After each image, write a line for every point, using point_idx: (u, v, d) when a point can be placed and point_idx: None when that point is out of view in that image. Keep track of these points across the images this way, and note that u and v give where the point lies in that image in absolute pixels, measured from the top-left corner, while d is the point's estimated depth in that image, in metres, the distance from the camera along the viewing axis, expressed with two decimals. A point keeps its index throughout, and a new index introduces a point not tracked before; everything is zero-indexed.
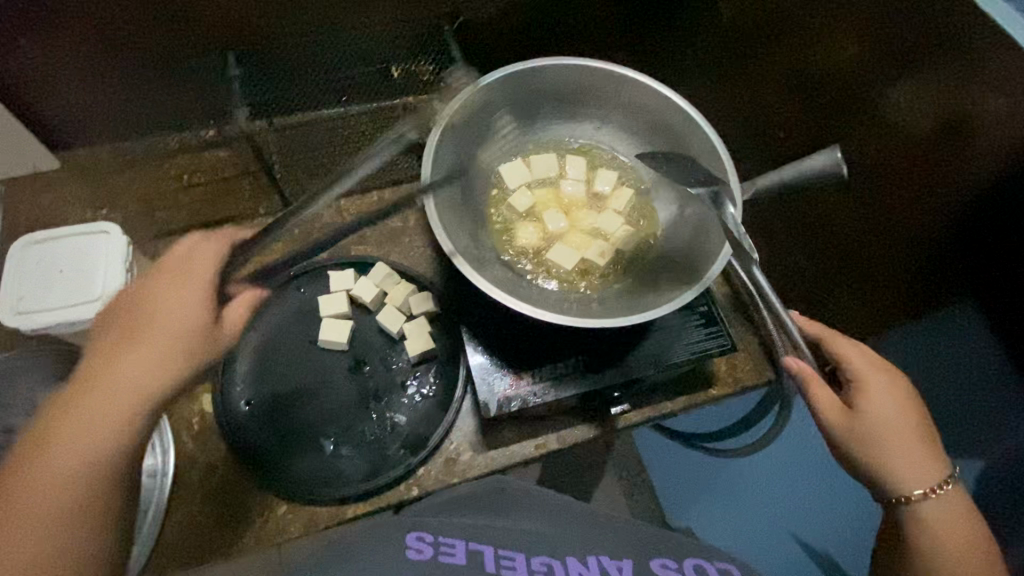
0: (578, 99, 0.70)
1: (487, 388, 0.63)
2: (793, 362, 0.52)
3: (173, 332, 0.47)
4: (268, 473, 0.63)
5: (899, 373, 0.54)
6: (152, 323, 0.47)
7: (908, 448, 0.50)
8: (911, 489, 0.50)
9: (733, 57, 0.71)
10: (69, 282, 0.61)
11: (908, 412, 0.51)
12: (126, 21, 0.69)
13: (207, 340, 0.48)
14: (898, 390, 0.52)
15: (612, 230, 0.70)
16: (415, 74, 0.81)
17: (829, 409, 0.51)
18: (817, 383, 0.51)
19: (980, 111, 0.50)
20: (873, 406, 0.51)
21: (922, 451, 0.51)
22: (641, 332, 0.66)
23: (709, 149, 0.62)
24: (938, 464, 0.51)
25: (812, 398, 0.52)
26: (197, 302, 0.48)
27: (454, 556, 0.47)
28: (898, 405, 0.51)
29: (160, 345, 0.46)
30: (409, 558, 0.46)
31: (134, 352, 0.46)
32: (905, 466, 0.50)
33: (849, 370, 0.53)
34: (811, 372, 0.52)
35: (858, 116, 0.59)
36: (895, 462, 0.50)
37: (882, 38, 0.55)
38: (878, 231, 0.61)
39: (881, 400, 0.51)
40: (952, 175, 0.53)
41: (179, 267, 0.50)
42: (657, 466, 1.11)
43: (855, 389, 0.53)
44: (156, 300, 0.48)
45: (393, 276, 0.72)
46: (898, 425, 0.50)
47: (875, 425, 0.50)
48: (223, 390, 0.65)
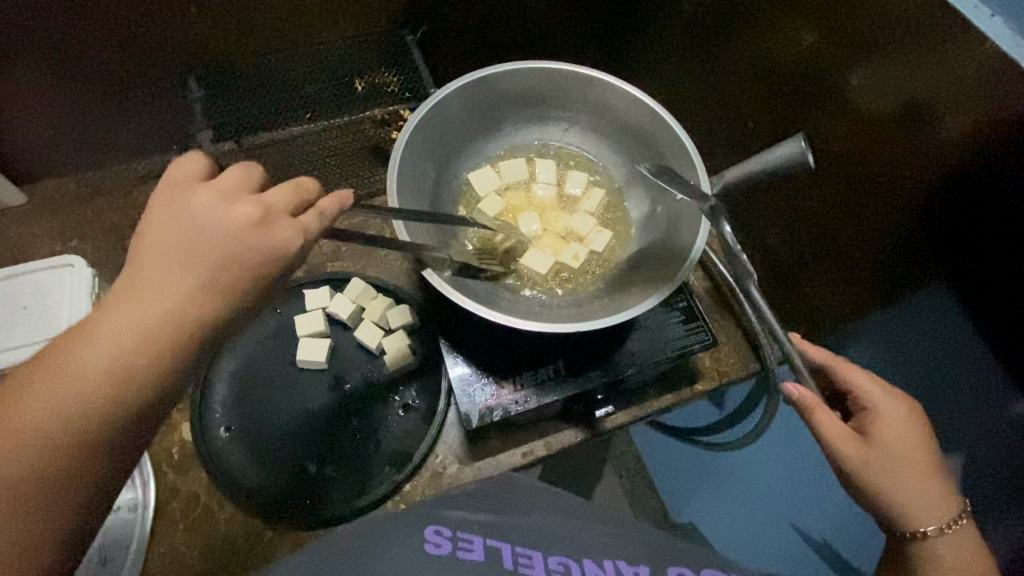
0: (543, 102, 0.69)
1: (469, 399, 0.62)
2: (793, 387, 0.49)
3: (228, 212, 0.37)
4: (250, 499, 0.62)
5: (914, 403, 0.51)
6: (172, 224, 0.37)
7: (920, 485, 0.47)
8: (923, 522, 0.47)
9: (697, 49, 0.71)
10: (35, 314, 0.66)
11: (924, 444, 0.48)
12: (85, 47, 0.68)
13: (267, 234, 0.37)
14: (914, 420, 0.49)
15: (585, 232, 0.70)
16: (380, 87, 0.83)
17: (841, 440, 0.48)
18: (823, 410, 0.48)
19: (937, 93, 0.49)
20: (888, 435, 0.48)
21: (937, 488, 0.48)
22: (621, 333, 0.66)
23: (677, 144, 0.62)
24: (949, 498, 0.48)
25: (818, 425, 0.48)
26: (216, 195, 0.37)
27: (473, 552, 0.43)
28: (913, 435, 0.48)
29: (204, 226, 0.36)
30: (428, 553, 0.42)
31: (172, 245, 0.36)
32: (920, 498, 0.47)
33: (865, 399, 0.50)
34: (814, 399, 0.48)
35: (821, 104, 0.59)
36: (907, 494, 0.47)
37: (837, 25, 0.55)
38: (850, 217, 0.61)
39: (898, 430, 0.48)
40: (913, 159, 0.52)
41: (190, 175, 0.39)
42: (657, 461, 1.11)
43: (871, 418, 0.50)
44: (179, 193, 0.38)
45: (369, 290, 0.71)
46: (913, 458, 0.47)
47: (891, 456, 0.47)
48: (200, 418, 0.64)
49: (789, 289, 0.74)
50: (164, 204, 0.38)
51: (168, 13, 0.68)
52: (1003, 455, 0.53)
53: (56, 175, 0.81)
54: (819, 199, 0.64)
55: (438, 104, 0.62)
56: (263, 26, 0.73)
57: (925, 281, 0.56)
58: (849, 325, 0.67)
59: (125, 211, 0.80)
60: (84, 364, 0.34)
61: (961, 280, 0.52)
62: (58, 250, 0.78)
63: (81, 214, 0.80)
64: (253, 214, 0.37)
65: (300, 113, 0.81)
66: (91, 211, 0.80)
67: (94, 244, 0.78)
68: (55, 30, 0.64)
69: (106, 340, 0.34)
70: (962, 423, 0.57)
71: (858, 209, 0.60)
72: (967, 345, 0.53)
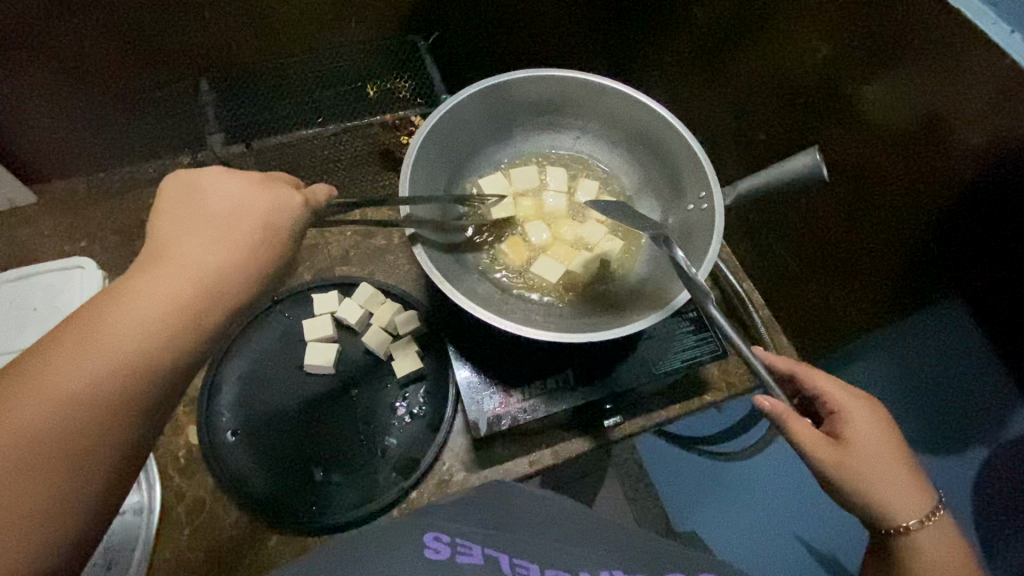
0: (555, 111, 0.70)
1: (476, 406, 0.62)
2: (766, 400, 0.48)
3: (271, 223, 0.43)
4: (256, 504, 0.61)
5: (878, 403, 0.51)
6: (207, 206, 0.42)
7: (893, 476, 0.46)
8: (906, 518, 0.46)
9: (708, 60, 0.72)
10: (45, 317, 0.69)
11: (891, 439, 0.48)
12: (98, 47, 0.68)
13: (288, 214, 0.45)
14: (880, 417, 0.49)
15: (595, 241, 0.70)
16: (392, 93, 0.83)
17: (814, 443, 0.47)
18: (796, 417, 0.48)
19: (953, 106, 0.48)
20: (858, 435, 0.48)
21: (913, 482, 0.47)
22: (630, 342, 0.65)
23: (690, 154, 0.62)
24: (924, 491, 0.47)
25: (794, 434, 0.48)
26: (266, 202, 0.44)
27: (472, 556, 0.42)
28: (883, 433, 0.48)
29: (232, 208, 0.43)
30: (427, 557, 0.41)
31: (193, 221, 0.41)
32: (898, 493, 0.46)
33: (832, 402, 0.51)
34: (786, 408, 0.48)
35: (836, 116, 0.59)
36: (886, 492, 0.46)
37: (853, 39, 0.55)
38: (863, 229, 0.61)
39: (867, 430, 0.48)
40: (930, 173, 0.52)
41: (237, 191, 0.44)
42: (661, 470, 1.10)
43: (838, 420, 0.49)
44: (205, 180, 0.43)
45: (377, 295, 0.71)
46: (884, 456, 0.47)
47: (862, 456, 0.47)
48: (208, 425, 0.64)
49: (799, 299, 0.74)
50: (181, 188, 0.43)
51: (190, 18, 0.68)
52: (1013, 472, 0.53)
53: (67, 176, 0.81)
54: (830, 210, 0.64)
55: (450, 110, 0.62)
56: (277, 32, 0.74)
57: (937, 295, 0.55)
58: (861, 337, 0.66)
59: (134, 213, 0.80)
60: (140, 315, 0.36)
61: (976, 295, 0.52)
62: (66, 250, 0.78)
63: (89, 216, 0.80)
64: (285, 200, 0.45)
65: (314, 119, 0.82)
66: (99, 213, 0.80)
67: (101, 245, 0.78)
68: (66, 30, 0.64)
69: (159, 294, 0.37)
70: (972, 439, 0.56)
71: (870, 221, 0.60)
72: (980, 359, 0.53)
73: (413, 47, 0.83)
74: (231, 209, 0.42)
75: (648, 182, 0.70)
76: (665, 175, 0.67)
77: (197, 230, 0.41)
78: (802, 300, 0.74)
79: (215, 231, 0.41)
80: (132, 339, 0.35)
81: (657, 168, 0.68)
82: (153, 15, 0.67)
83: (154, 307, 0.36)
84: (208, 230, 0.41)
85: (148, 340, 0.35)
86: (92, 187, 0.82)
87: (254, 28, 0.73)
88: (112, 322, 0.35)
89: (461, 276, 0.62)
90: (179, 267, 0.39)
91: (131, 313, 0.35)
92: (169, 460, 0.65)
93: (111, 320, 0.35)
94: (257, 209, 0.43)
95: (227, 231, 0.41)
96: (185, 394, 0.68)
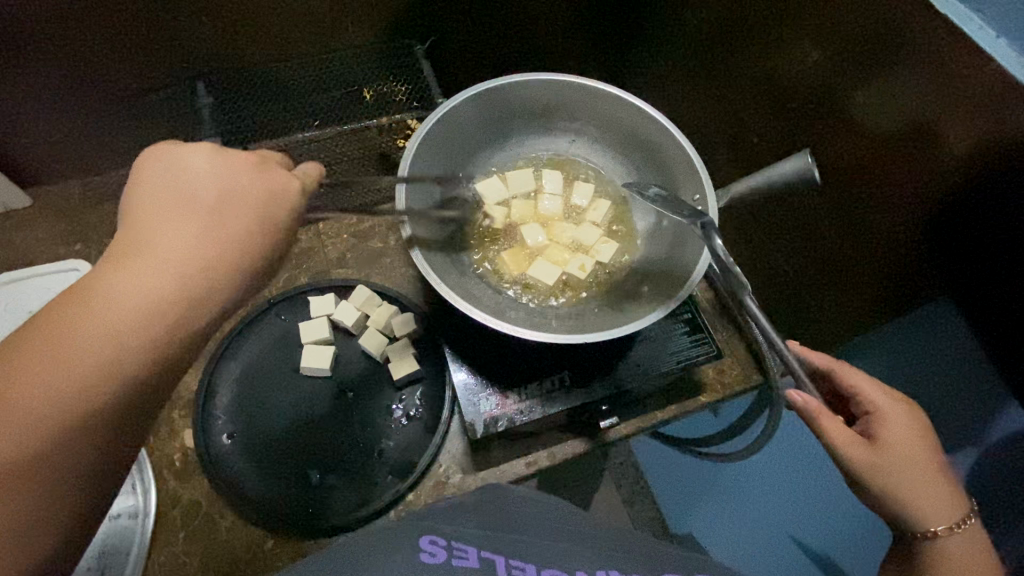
0: (550, 114, 0.70)
1: (473, 408, 0.62)
2: (797, 395, 0.49)
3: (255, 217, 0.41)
4: (253, 508, 0.61)
5: (914, 404, 0.51)
6: (171, 173, 0.40)
7: (928, 480, 0.47)
8: (934, 523, 0.47)
9: (702, 64, 0.73)
10: None
11: (927, 443, 0.48)
12: (96, 51, 0.68)
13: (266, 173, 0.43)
14: (918, 422, 0.49)
15: (590, 242, 0.71)
16: (389, 95, 0.83)
17: (847, 442, 0.48)
18: (827, 414, 0.48)
19: (942, 110, 0.49)
20: (893, 437, 0.48)
21: (945, 488, 0.47)
22: (626, 343, 0.66)
23: (685, 157, 0.63)
24: (956, 497, 0.47)
25: (824, 431, 0.48)
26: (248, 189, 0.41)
27: (469, 560, 0.43)
28: (917, 435, 0.48)
29: (203, 175, 0.40)
30: (422, 561, 0.41)
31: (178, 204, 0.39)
32: (929, 497, 0.47)
33: (867, 402, 0.51)
34: (819, 405, 0.48)
35: (827, 119, 0.60)
36: (917, 494, 0.47)
37: (841, 45, 0.56)
38: (854, 231, 0.61)
39: (903, 433, 0.48)
40: (919, 175, 0.53)
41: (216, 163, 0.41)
42: (658, 472, 1.10)
43: (872, 421, 0.50)
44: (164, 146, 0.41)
45: (374, 298, 0.71)
46: (917, 459, 0.47)
47: (897, 458, 0.47)
48: (204, 428, 0.64)
49: (792, 300, 0.75)
50: (144, 157, 0.40)
51: (184, 18, 0.68)
52: (1006, 468, 0.54)
53: (63, 179, 0.82)
54: (822, 212, 0.65)
55: (446, 114, 0.63)
56: (275, 34, 0.74)
57: (927, 296, 0.56)
58: (854, 337, 0.67)
59: None
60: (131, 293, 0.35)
61: (966, 295, 0.52)
62: (60, 253, 0.78)
63: (84, 219, 0.80)
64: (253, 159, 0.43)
65: (311, 122, 0.81)
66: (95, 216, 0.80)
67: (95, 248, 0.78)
68: (63, 34, 0.65)
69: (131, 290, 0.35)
70: (965, 437, 0.57)
71: (862, 223, 0.60)
72: (971, 359, 0.53)
73: (408, 50, 0.83)
74: (198, 173, 0.40)
75: (643, 186, 0.70)
76: (660, 177, 0.67)
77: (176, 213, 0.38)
78: (794, 301, 0.74)
79: (189, 200, 0.39)
80: (130, 314, 0.34)
81: (651, 171, 0.68)
82: (151, 19, 0.67)
83: (141, 283, 0.35)
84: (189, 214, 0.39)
85: (141, 316, 0.35)
86: (88, 190, 0.82)
87: (251, 31, 0.73)
88: (95, 304, 0.34)
89: (458, 279, 0.62)
90: (161, 252, 0.37)
91: (121, 289, 0.35)
92: (165, 464, 0.64)
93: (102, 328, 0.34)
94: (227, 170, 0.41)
95: (198, 198, 0.39)
96: (181, 397, 0.68)
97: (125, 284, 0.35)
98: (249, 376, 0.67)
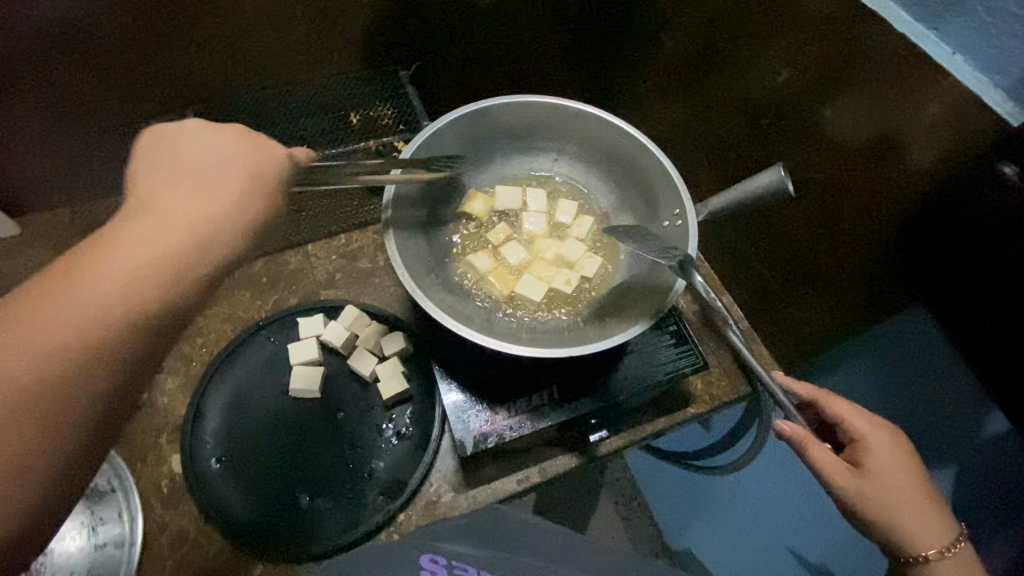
0: (533, 134, 0.72)
1: (463, 425, 0.62)
2: (784, 425, 0.49)
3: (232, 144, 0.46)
4: (241, 533, 0.61)
5: (898, 431, 0.51)
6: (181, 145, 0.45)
7: (913, 504, 0.47)
8: (924, 547, 0.47)
9: (679, 86, 0.76)
10: None
11: (914, 470, 0.49)
12: (87, 83, 0.70)
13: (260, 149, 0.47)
14: (901, 448, 0.50)
15: (576, 258, 0.72)
16: (375, 119, 0.85)
17: (836, 472, 0.48)
18: (816, 443, 0.48)
19: (905, 124, 0.51)
20: (879, 466, 0.48)
21: (932, 511, 0.48)
22: (613, 356, 0.67)
23: (665, 173, 0.64)
24: (943, 520, 0.48)
25: (813, 460, 0.48)
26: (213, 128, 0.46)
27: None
28: (904, 464, 0.48)
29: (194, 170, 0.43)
30: None
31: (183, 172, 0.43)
32: (916, 522, 0.47)
33: (851, 429, 0.51)
34: (806, 434, 0.49)
35: (797, 134, 0.62)
36: (907, 520, 0.47)
37: (810, 62, 0.58)
38: (829, 242, 0.63)
39: (887, 460, 0.48)
40: (887, 186, 0.55)
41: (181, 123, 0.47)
42: (653, 487, 1.09)
43: (857, 449, 0.50)
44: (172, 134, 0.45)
45: (362, 317, 0.71)
46: (902, 485, 0.48)
47: (883, 486, 0.47)
48: (190, 453, 0.63)
49: (774, 310, 0.76)
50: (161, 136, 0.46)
51: (175, 48, 0.70)
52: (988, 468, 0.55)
53: (53, 207, 0.83)
54: (799, 224, 0.66)
55: (431, 137, 0.64)
56: (258, 63, 0.76)
57: (904, 302, 0.58)
58: (836, 345, 0.68)
59: None
60: (94, 287, 0.36)
61: (939, 301, 0.54)
62: None
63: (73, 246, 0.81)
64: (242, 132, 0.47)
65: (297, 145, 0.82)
66: None
67: None
68: (59, 65, 0.66)
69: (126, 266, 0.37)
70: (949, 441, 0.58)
71: (837, 233, 0.62)
72: (947, 364, 0.55)
73: (394, 75, 0.85)
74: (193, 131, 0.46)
75: (625, 201, 0.72)
76: (641, 193, 0.69)
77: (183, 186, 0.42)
78: (776, 309, 0.75)
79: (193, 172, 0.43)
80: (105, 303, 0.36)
81: (632, 187, 0.70)
82: (143, 50, 0.69)
83: (122, 263, 0.37)
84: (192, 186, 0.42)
85: (115, 306, 0.36)
86: (77, 219, 0.83)
87: (240, 63, 0.75)
88: (89, 278, 0.36)
89: (444, 298, 0.63)
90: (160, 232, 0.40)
91: (88, 281, 0.36)
92: (154, 489, 0.64)
93: (92, 288, 0.36)
94: (235, 165, 0.45)
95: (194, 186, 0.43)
96: (169, 422, 0.67)
97: (137, 257, 0.38)
98: (239, 398, 0.67)
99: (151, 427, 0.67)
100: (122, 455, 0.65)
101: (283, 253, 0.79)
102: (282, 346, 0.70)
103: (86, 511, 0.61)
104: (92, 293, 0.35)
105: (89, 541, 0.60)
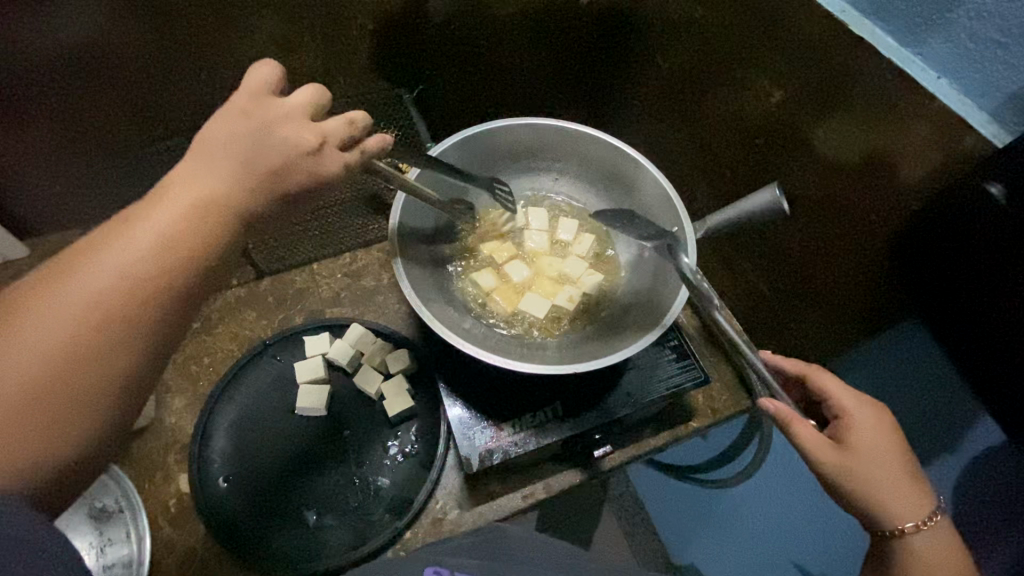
0: (534, 155, 0.74)
1: (468, 442, 0.63)
2: (767, 404, 0.50)
3: (291, 133, 0.41)
4: (247, 552, 0.61)
5: (886, 410, 0.51)
6: (233, 124, 0.41)
7: (891, 477, 0.47)
8: (901, 521, 0.46)
9: (673, 107, 0.78)
10: None
11: (897, 446, 0.48)
12: (99, 107, 0.72)
13: (319, 160, 0.42)
14: (886, 426, 0.49)
15: (577, 275, 0.73)
16: None
17: (817, 447, 0.48)
18: (798, 420, 0.49)
19: (895, 144, 0.53)
20: (861, 441, 0.48)
21: (911, 486, 0.47)
22: (616, 372, 0.68)
23: (663, 192, 0.66)
24: (921, 495, 0.47)
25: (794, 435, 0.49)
26: (283, 112, 0.42)
27: None
28: (887, 442, 0.48)
29: (237, 134, 0.40)
30: None
31: (214, 151, 0.40)
32: (892, 496, 0.46)
33: (837, 406, 0.51)
34: (790, 412, 0.49)
35: (791, 153, 0.64)
36: (885, 493, 0.46)
37: (802, 85, 0.60)
38: (824, 258, 0.64)
39: (869, 436, 0.48)
40: (880, 203, 0.56)
41: (260, 88, 0.43)
42: (656, 502, 1.09)
43: (841, 426, 0.50)
44: (244, 103, 0.42)
45: (367, 336, 0.72)
46: (885, 460, 0.47)
47: (862, 459, 0.47)
48: (198, 472, 0.64)
49: (768, 329, 0.76)
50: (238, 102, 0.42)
51: (185, 73, 0.72)
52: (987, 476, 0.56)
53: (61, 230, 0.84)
54: (794, 240, 0.68)
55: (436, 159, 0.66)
56: None
57: (900, 316, 0.59)
58: (835, 358, 0.69)
59: None
60: (93, 277, 0.34)
61: (933, 314, 0.55)
62: None
63: None
64: (310, 137, 0.41)
65: None
66: None
67: None
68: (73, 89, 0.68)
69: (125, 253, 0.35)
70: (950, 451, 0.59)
71: (831, 249, 0.63)
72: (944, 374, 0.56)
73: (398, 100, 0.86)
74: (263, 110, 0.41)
75: None
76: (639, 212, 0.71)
77: (208, 171, 0.39)
78: (771, 325, 0.76)
79: (228, 158, 0.39)
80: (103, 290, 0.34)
81: (630, 206, 0.72)
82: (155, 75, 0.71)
83: (128, 249, 0.35)
84: (211, 173, 0.39)
85: (108, 297, 0.34)
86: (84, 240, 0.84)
87: None
88: (89, 264, 0.34)
89: (450, 315, 0.64)
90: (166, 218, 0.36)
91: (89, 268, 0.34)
92: (161, 509, 0.64)
93: (94, 273, 0.34)
94: (267, 158, 0.40)
95: (218, 172, 0.39)
96: (176, 442, 0.68)
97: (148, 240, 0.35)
98: (246, 417, 0.68)
99: (159, 446, 0.67)
100: (129, 476, 0.65)
101: (288, 272, 0.80)
102: (288, 365, 0.71)
103: (95, 533, 0.61)
104: (89, 278, 0.34)
105: (98, 563, 0.60)
